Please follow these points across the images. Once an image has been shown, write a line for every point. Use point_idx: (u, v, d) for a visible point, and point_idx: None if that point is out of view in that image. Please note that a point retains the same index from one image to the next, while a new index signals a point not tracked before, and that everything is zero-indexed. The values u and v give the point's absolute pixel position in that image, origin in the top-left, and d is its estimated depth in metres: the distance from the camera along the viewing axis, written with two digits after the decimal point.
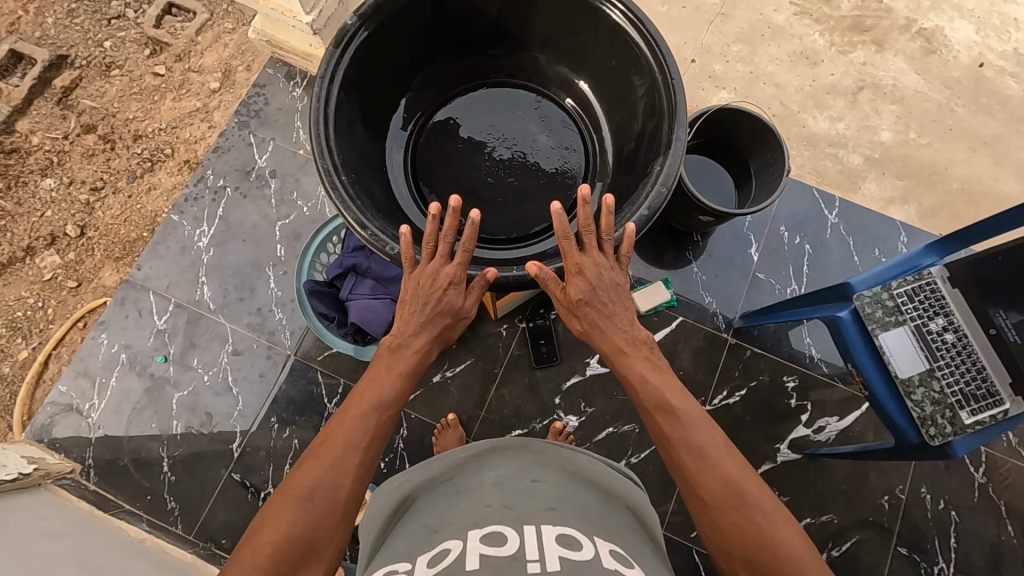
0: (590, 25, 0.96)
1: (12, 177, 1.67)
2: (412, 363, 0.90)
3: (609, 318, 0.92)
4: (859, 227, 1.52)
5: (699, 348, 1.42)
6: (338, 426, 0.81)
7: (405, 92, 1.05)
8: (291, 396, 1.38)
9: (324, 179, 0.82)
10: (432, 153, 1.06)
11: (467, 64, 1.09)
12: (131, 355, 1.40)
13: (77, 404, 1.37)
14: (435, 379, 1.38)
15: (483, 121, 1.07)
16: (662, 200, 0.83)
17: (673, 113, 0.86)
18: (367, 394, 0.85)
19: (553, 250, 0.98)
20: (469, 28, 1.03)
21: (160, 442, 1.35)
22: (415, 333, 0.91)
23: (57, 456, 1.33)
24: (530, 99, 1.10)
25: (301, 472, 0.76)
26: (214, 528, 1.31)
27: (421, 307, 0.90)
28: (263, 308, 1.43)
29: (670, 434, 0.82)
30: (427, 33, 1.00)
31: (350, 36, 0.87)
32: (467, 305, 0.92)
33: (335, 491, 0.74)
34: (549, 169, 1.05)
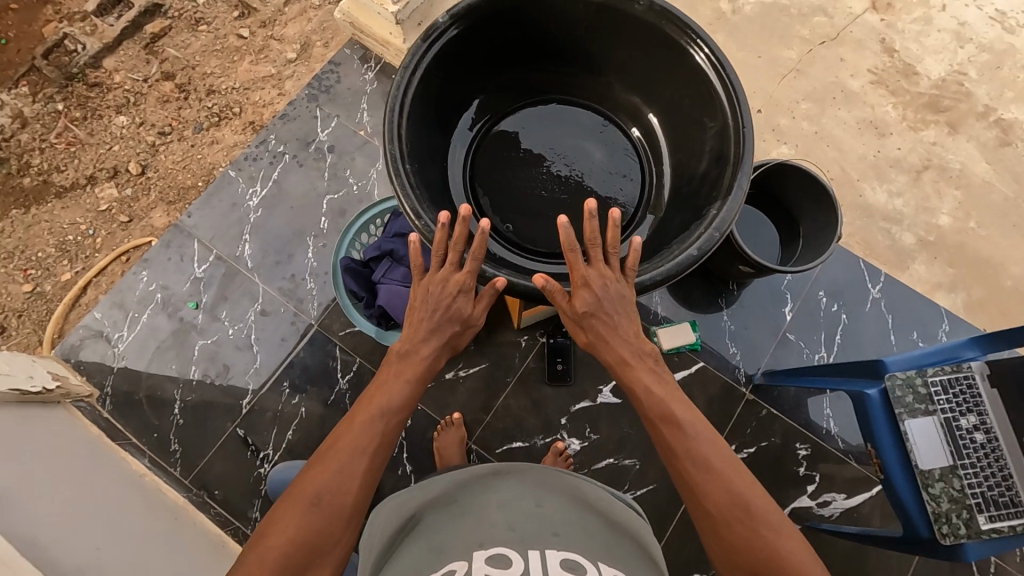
0: (670, 61, 0.97)
1: (90, 109, 1.76)
2: (421, 367, 0.91)
3: (617, 333, 0.91)
4: (901, 307, 1.48)
5: (714, 397, 1.39)
6: (346, 431, 0.82)
7: (478, 93, 1.07)
8: (306, 365, 1.41)
9: (389, 166, 0.84)
10: (493, 156, 1.08)
11: (540, 76, 1.10)
12: (166, 296, 1.45)
13: (107, 332, 1.43)
14: (447, 376, 1.39)
15: (547, 134, 1.09)
16: (713, 244, 0.83)
17: (738, 161, 0.86)
18: (377, 399, 0.87)
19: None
20: (550, 44, 1.04)
21: (176, 384, 1.39)
22: (425, 337, 0.92)
23: (79, 378, 1.38)
24: (597, 122, 1.11)
25: (308, 479, 0.77)
26: (210, 478, 1.33)
27: (430, 313, 0.92)
28: (297, 275, 1.47)
29: (676, 449, 0.82)
30: (509, 42, 1.02)
31: (436, 34, 0.90)
32: (475, 313, 0.94)
33: (341, 498, 0.76)
34: (604, 192, 1.06)
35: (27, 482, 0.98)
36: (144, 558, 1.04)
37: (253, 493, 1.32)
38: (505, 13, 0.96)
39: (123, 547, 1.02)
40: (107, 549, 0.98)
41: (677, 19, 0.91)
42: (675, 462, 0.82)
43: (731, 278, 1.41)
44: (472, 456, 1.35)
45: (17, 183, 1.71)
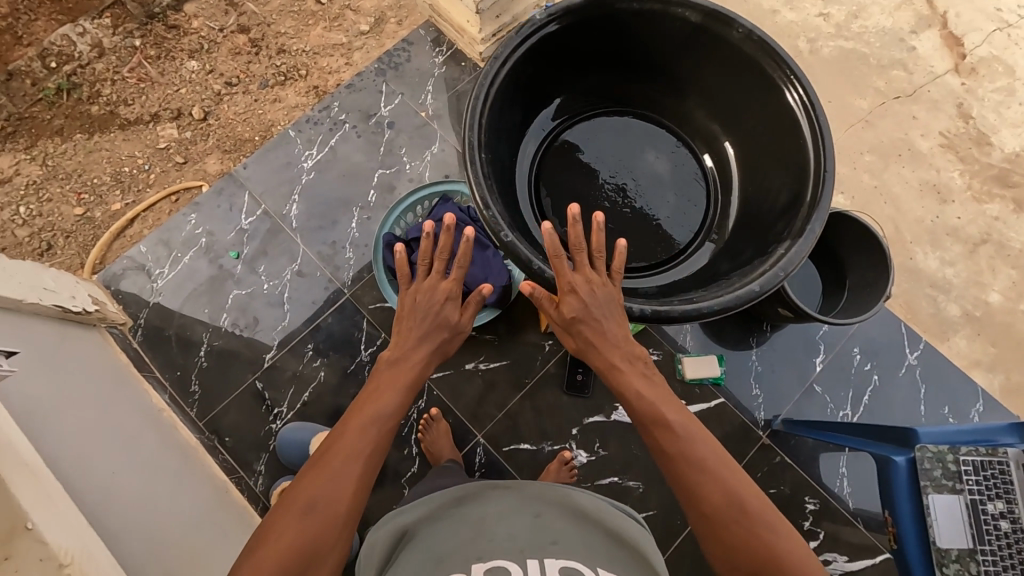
0: (761, 94, 0.94)
1: (164, 49, 1.81)
2: (414, 373, 0.95)
3: (606, 339, 0.90)
4: (937, 378, 1.43)
5: (730, 435, 1.38)
6: (338, 439, 0.84)
7: (560, 93, 1.06)
8: (332, 331, 1.42)
9: (465, 153, 0.85)
10: (563, 159, 1.08)
11: (623, 88, 1.09)
12: (210, 242, 1.48)
13: (148, 266, 1.46)
14: (467, 367, 1.39)
15: (618, 146, 1.08)
16: (777, 282, 0.79)
17: (814, 204, 0.83)
18: (367, 407, 0.89)
19: (648, 291, 0.98)
20: (641, 57, 1.03)
21: (206, 328, 1.42)
22: (414, 342, 0.97)
23: (116, 306, 1.42)
24: (670, 142, 1.10)
25: (301, 489, 0.78)
26: (222, 424, 1.35)
27: (419, 319, 0.98)
28: (337, 242, 1.49)
29: (671, 451, 0.81)
30: (599, 49, 1.01)
31: (532, 30, 0.90)
32: (463, 322, 1.01)
33: (335, 505, 0.77)
34: (666, 212, 1.06)
35: (57, 400, 1.02)
36: (153, 490, 1.06)
37: (261, 447, 1.34)
38: (601, 20, 0.95)
39: (135, 476, 1.05)
40: (122, 475, 1.01)
41: (776, 54, 0.88)
42: (671, 464, 0.81)
43: (766, 318, 1.39)
44: (477, 450, 1.35)
45: (84, 109, 1.77)
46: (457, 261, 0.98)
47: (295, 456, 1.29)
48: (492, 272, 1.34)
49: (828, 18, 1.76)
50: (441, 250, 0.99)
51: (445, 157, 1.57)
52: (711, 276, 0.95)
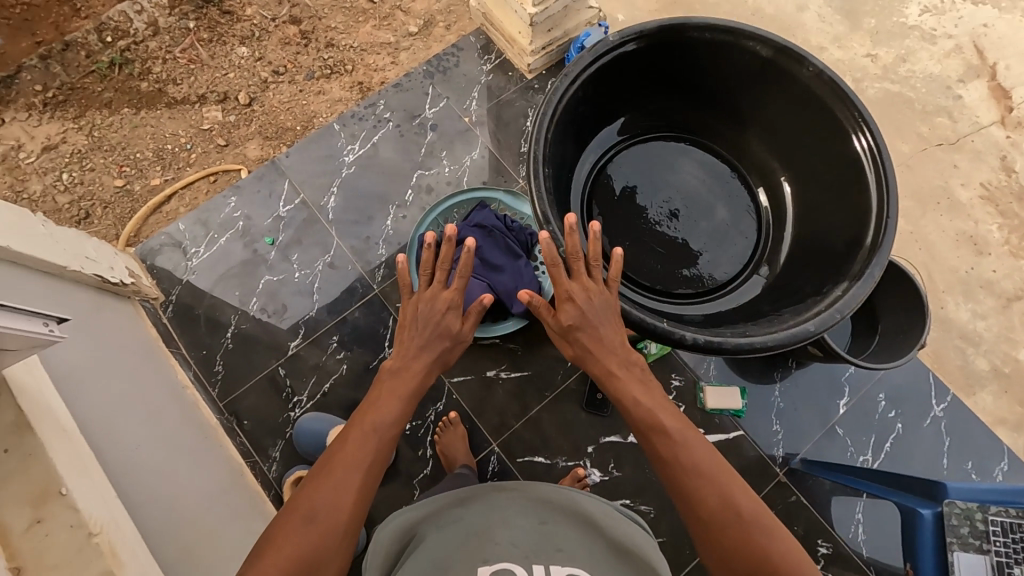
0: (825, 133, 0.93)
1: (217, 33, 1.85)
2: (413, 383, 1.02)
3: (603, 346, 0.92)
4: (962, 432, 1.40)
5: (746, 469, 1.36)
6: (338, 451, 0.90)
7: (622, 112, 1.06)
8: (358, 325, 1.43)
9: (530, 166, 0.85)
10: (618, 179, 1.08)
11: (682, 114, 1.09)
12: (247, 226, 1.50)
13: (185, 244, 1.48)
14: (488, 374, 1.39)
15: (673, 172, 1.08)
16: (833, 324, 0.78)
17: (875, 248, 0.82)
18: (368, 419, 0.95)
19: (693, 319, 0.98)
20: (704, 85, 1.03)
21: (235, 310, 1.44)
22: (416, 351, 1.05)
23: (150, 280, 1.44)
24: (725, 172, 1.09)
25: (304, 496, 0.83)
26: (242, 407, 1.36)
27: (423, 328, 1.05)
28: (371, 238, 1.50)
29: (665, 456, 0.83)
30: (665, 73, 1.01)
31: (604, 50, 0.91)
32: (463, 331, 1.09)
33: (335, 512, 0.81)
34: (716, 242, 1.05)
35: (87, 368, 1.02)
36: (173, 466, 1.06)
37: (278, 433, 1.34)
38: (670, 45, 0.96)
39: (157, 451, 1.05)
40: (145, 449, 1.01)
41: (847, 97, 0.88)
42: (667, 469, 0.82)
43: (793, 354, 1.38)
44: (491, 458, 1.35)
45: (134, 85, 1.81)
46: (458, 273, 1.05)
47: (312, 446, 1.29)
48: (523, 283, 1.34)
49: (875, 60, 1.76)
50: (442, 262, 1.06)
51: (483, 164, 1.59)
52: (758, 311, 0.94)
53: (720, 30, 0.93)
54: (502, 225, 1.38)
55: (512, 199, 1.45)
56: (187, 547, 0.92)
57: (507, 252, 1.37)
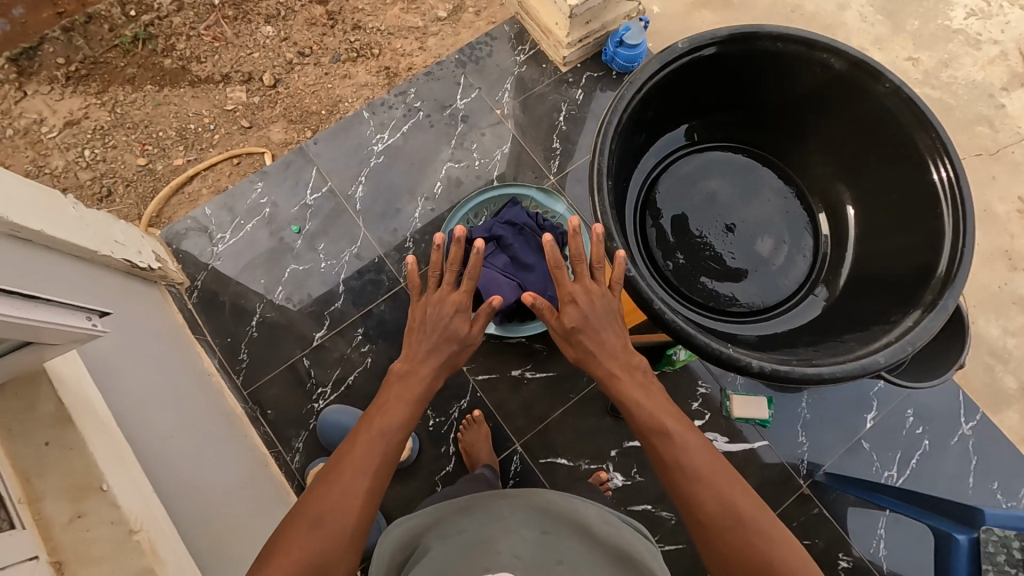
0: (895, 156, 0.89)
1: (242, 11, 1.81)
2: (423, 385, 1.00)
3: (605, 348, 0.96)
4: (988, 451, 1.38)
5: (769, 480, 1.35)
6: (347, 455, 0.89)
7: (678, 123, 1.01)
8: (384, 319, 1.42)
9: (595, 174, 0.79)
10: (671, 190, 1.04)
11: (739, 126, 1.05)
12: (274, 213, 1.48)
13: (211, 230, 1.47)
14: (513, 374, 1.38)
15: (728, 186, 1.04)
16: (904, 357, 0.75)
17: (947, 281, 0.78)
18: (375, 423, 0.93)
19: (747, 340, 0.94)
20: (767, 97, 0.99)
21: (260, 298, 1.43)
22: (424, 355, 1.02)
23: (175, 265, 1.43)
24: (781, 189, 1.05)
25: (312, 501, 0.82)
26: (266, 396, 1.36)
27: (432, 332, 1.03)
28: (399, 231, 1.48)
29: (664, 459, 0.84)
30: (727, 85, 0.97)
31: (672, 58, 0.84)
32: (471, 333, 1.06)
33: (342, 517, 0.81)
34: (772, 261, 1.01)
35: (119, 357, 1.01)
36: (204, 456, 1.05)
37: (302, 424, 1.34)
38: (737, 56, 0.91)
39: (190, 442, 1.04)
40: (178, 442, 1.00)
41: (928, 121, 0.83)
42: (668, 472, 0.83)
43: None
44: (513, 458, 1.34)
45: (157, 61, 1.78)
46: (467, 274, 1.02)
47: (336, 439, 1.29)
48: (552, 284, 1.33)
49: (916, 63, 1.71)
50: (450, 264, 1.04)
51: (513, 158, 1.56)
52: (821, 333, 0.91)
53: (793, 42, 0.88)
54: (533, 224, 1.36)
55: (545, 196, 1.42)
56: (218, 538, 0.92)
57: (538, 252, 1.35)
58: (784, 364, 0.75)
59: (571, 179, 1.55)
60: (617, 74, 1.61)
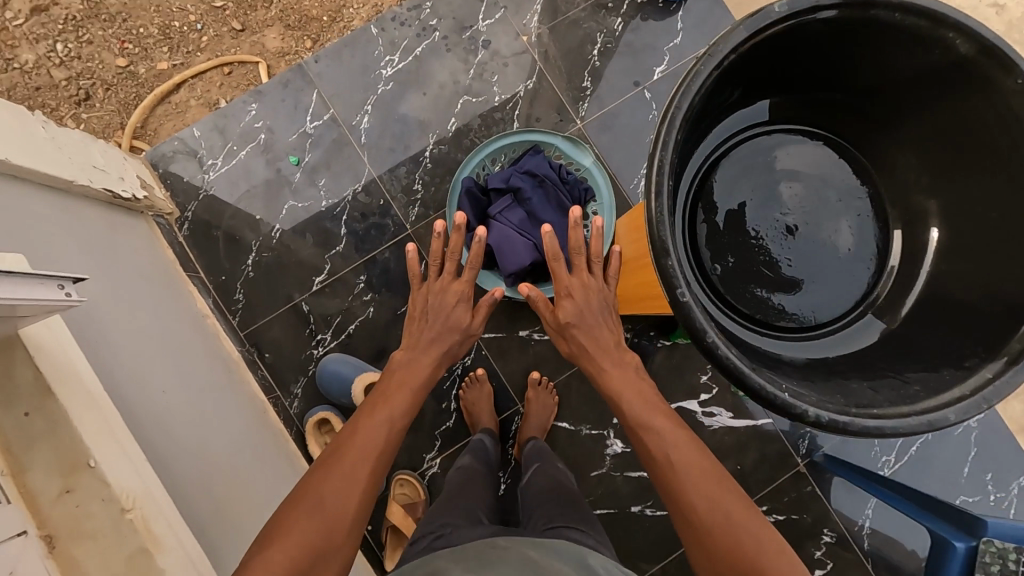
0: (1001, 168, 0.58)
1: None
2: (423, 372, 1.05)
3: (598, 343, 1.01)
4: (989, 443, 1.37)
5: (768, 455, 1.35)
6: (349, 441, 0.89)
7: (737, 107, 0.68)
8: (388, 267, 1.34)
9: (652, 157, 0.54)
10: (722, 172, 0.69)
11: (812, 109, 0.70)
12: (270, 140, 1.35)
13: (200, 154, 1.34)
14: (520, 334, 1.33)
15: (786, 170, 0.70)
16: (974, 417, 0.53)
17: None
18: (376, 413, 0.94)
19: (796, 365, 0.63)
20: (854, 77, 0.65)
21: (256, 234, 1.33)
22: (427, 343, 1.09)
23: (163, 192, 1.32)
24: (853, 185, 0.70)
25: (312, 485, 0.82)
26: (265, 339, 1.31)
27: (434, 322, 1.09)
28: (407, 171, 1.36)
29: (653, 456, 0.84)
30: (815, 57, 0.63)
31: (763, 24, 0.56)
32: (473, 324, 1.12)
33: (344, 502, 0.81)
34: (839, 268, 0.68)
35: (113, 306, 0.95)
36: (209, 412, 1.04)
37: (300, 370, 1.31)
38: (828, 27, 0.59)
39: (193, 395, 1.03)
40: (183, 401, 0.99)
41: None
42: (657, 469, 0.83)
43: None
44: (514, 418, 1.32)
45: None
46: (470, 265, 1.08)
47: (335, 389, 1.26)
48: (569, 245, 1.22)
49: (1001, 11, 1.49)
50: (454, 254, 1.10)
51: (537, 95, 1.39)
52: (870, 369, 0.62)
53: (916, 10, 0.56)
54: (554, 177, 1.24)
55: (570, 144, 1.28)
56: (220, 500, 0.91)
57: (556, 208, 1.23)
58: (842, 414, 0.53)
59: (600, 124, 1.39)
60: (663, 3, 1.40)
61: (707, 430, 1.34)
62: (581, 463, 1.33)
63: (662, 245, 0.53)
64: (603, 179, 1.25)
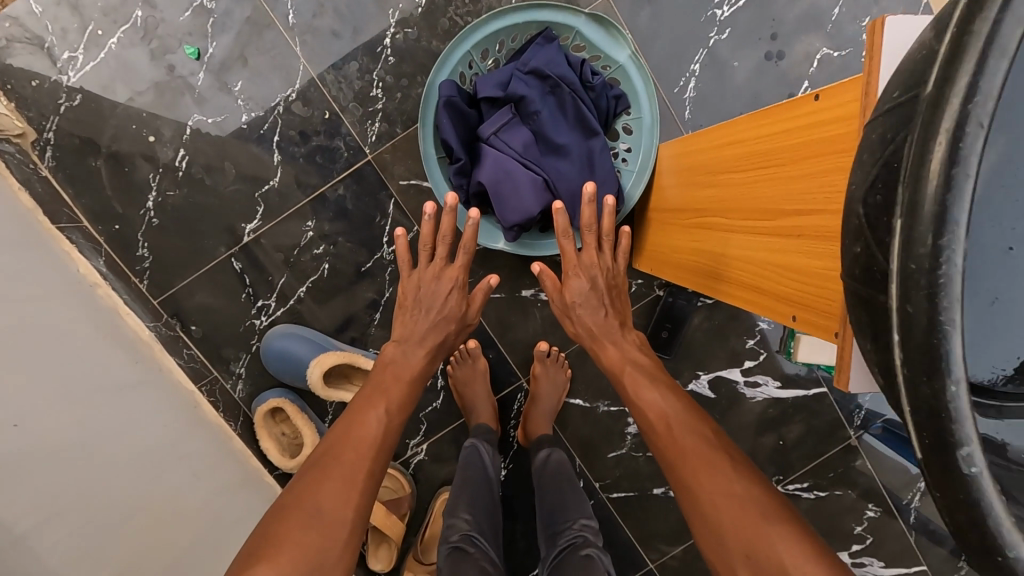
0: None
1: None
2: (418, 368, 0.82)
3: (609, 331, 0.84)
4: None
5: (816, 428, 1.14)
6: (346, 430, 0.69)
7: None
8: (344, 208, 0.99)
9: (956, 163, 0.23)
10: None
11: None
12: (152, 20, 0.91)
13: (49, 42, 0.90)
14: (524, 295, 1.04)
15: None
16: None
17: None
18: (376, 398, 0.75)
19: None
20: None
21: (154, 165, 0.95)
22: (420, 335, 0.85)
23: (3, 102, 0.90)
24: None
25: (304, 488, 0.62)
26: (186, 307, 0.99)
27: (423, 313, 0.87)
28: (360, 67, 0.95)
29: (657, 426, 0.70)
30: None
31: None
32: (469, 312, 0.91)
33: (344, 504, 0.62)
34: None
35: None
36: (127, 431, 0.77)
37: (240, 345, 1.01)
38: None
39: (101, 410, 0.74)
40: (92, 424, 0.71)
41: None
42: (654, 435, 0.70)
43: None
44: (517, 396, 1.07)
45: None
46: (464, 245, 0.86)
47: (287, 371, 0.98)
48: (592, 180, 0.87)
49: None
50: (444, 233, 0.87)
51: None
52: None
53: None
54: (573, 78, 0.85)
55: (597, 28, 0.87)
56: (139, 560, 0.67)
57: (576, 125, 0.87)
58: None
59: None
60: None
61: (748, 403, 1.12)
62: (597, 443, 1.11)
63: (942, 323, 0.26)
64: (643, 83, 0.87)
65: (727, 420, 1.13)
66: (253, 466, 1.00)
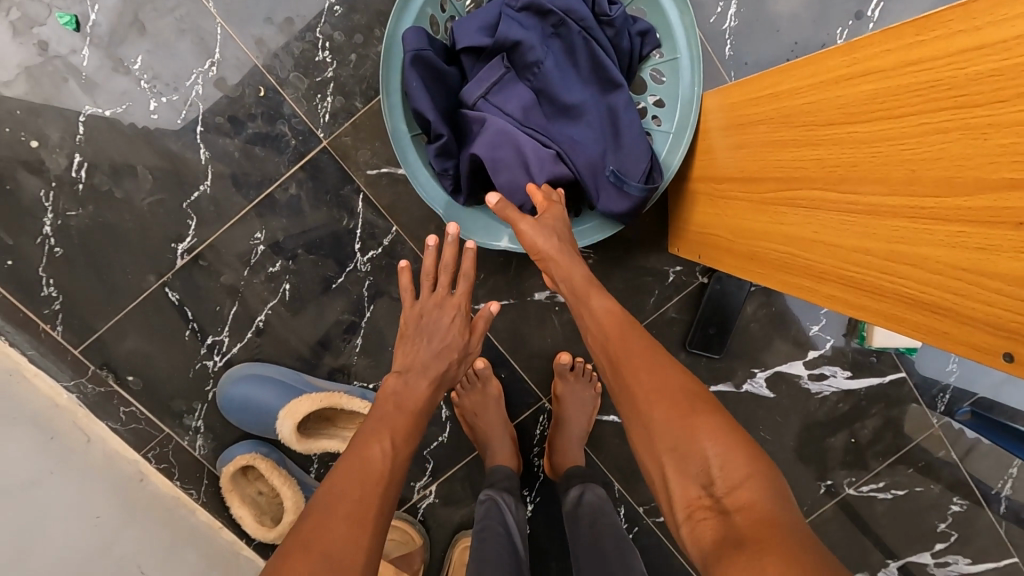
0: None
1: None
2: (426, 398, 0.61)
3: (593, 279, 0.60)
4: None
5: (893, 419, 0.95)
6: (352, 459, 0.51)
7: None
8: (300, 209, 0.77)
9: None
10: None
11: None
12: None
13: None
14: (538, 298, 0.84)
15: None
16: None
17: None
18: (382, 420, 0.56)
19: None
20: None
21: (41, 175, 0.73)
22: (423, 363, 0.64)
23: None
24: None
25: (303, 530, 0.44)
26: (115, 354, 0.79)
27: (427, 346, 0.66)
28: (297, 23, 0.72)
29: (605, 336, 0.55)
30: None
31: None
32: (473, 342, 0.70)
33: (355, 546, 0.44)
34: None
35: None
36: (32, 539, 0.56)
37: (191, 393, 0.81)
38: None
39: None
40: None
41: None
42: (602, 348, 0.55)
43: None
44: (539, 419, 0.89)
45: None
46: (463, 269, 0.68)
47: (253, 421, 0.80)
48: (617, 147, 0.66)
49: None
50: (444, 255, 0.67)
51: None
52: None
53: None
54: (585, 13, 0.63)
55: None
56: None
57: (590, 77, 0.65)
58: None
59: None
60: None
61: (813, 399, 0.94)
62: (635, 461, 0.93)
63: None
64: (678, 11, 0.64)
65: (789, 420, 0.95)
66: (224, 540, 0.83)
